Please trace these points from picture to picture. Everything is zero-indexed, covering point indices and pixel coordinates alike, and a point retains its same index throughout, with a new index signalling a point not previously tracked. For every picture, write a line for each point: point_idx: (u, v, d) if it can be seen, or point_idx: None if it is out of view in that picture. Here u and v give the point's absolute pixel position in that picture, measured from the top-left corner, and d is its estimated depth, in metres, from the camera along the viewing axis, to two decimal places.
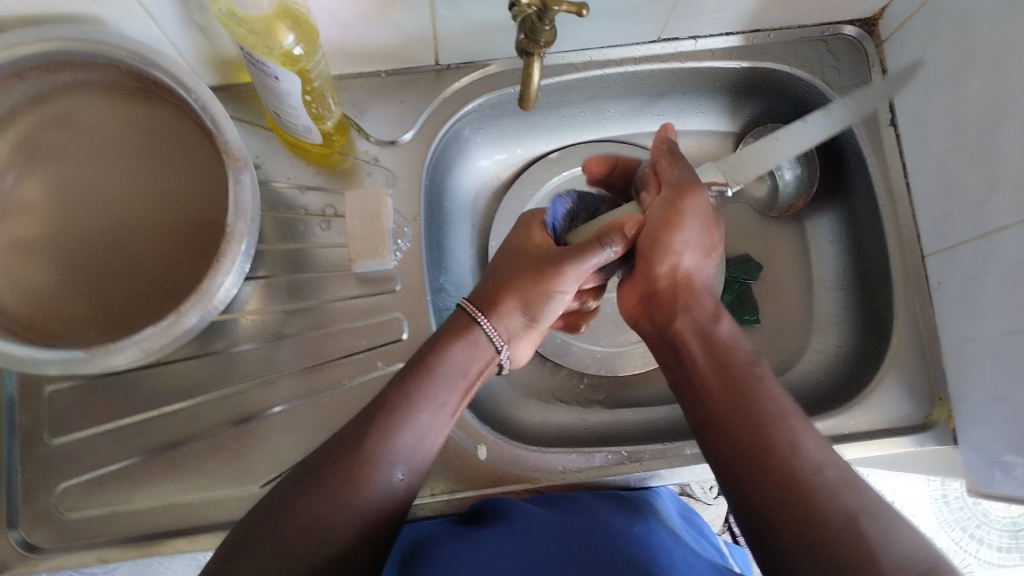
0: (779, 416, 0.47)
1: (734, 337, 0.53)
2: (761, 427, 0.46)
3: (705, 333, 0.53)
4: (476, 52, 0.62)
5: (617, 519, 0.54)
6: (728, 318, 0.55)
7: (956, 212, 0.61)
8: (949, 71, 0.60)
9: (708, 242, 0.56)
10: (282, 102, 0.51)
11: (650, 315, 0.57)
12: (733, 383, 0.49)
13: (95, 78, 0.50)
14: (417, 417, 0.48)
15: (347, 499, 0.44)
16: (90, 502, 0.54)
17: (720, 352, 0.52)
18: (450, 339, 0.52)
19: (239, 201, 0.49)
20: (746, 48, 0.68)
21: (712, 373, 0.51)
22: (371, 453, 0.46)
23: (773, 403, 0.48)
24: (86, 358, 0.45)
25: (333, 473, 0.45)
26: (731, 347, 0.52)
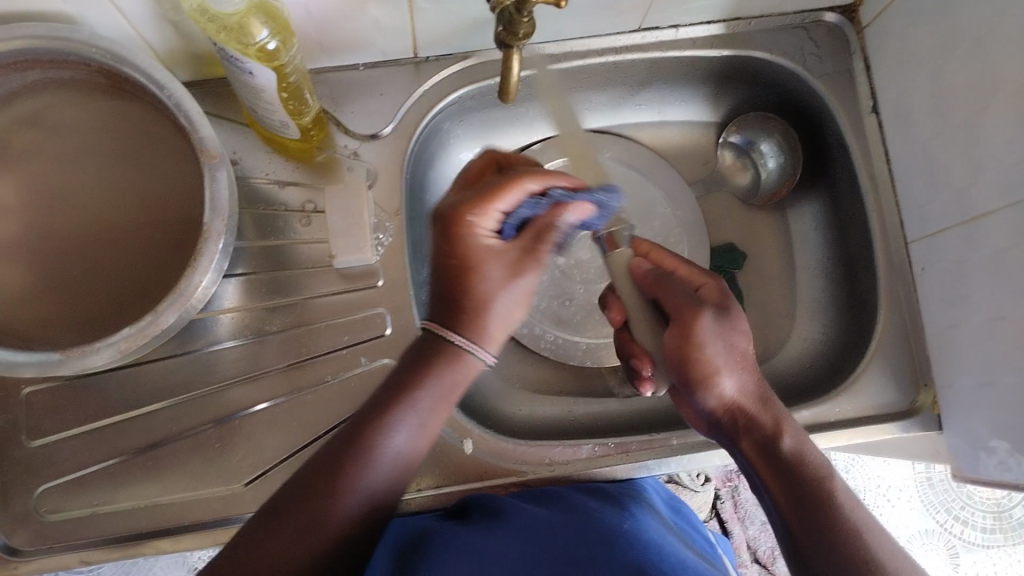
0: (860, 529, 0.46)
1: (799, 450, 0.50)
2: (837, 536, 0.45)
3: (767, 451, 0.50)
4: (455, 43, 0.62)
5: (605, 516, 0.53)
6: (790, 424, 0.51)
7: (940, 198, 0.61)
8: (933, 57, 0.60)
9: (739, 355, 0.52)
10: (259, 98, 0.50)
11: (718, 437, 0.54)
12: (808, 495, 0.47)
13: (66, 77, 0.49)
14: (394, 434, 0.44)
15: (327, 512, 0.42)
16: (72, 503, 0.54)
17: (789, 473, 0.49)
18: (420, 368, 0.46)
19: (216, 197, 0.48)
20: (726, 36, 0.68)
21: (783, 480, 0.49)
22: (347, 474, 0.43)
23: (854, 516, 0.46)
24: (61, 361, 0.45)
25: (311, 486, 0.43)
26: (804, 459, 0.49)
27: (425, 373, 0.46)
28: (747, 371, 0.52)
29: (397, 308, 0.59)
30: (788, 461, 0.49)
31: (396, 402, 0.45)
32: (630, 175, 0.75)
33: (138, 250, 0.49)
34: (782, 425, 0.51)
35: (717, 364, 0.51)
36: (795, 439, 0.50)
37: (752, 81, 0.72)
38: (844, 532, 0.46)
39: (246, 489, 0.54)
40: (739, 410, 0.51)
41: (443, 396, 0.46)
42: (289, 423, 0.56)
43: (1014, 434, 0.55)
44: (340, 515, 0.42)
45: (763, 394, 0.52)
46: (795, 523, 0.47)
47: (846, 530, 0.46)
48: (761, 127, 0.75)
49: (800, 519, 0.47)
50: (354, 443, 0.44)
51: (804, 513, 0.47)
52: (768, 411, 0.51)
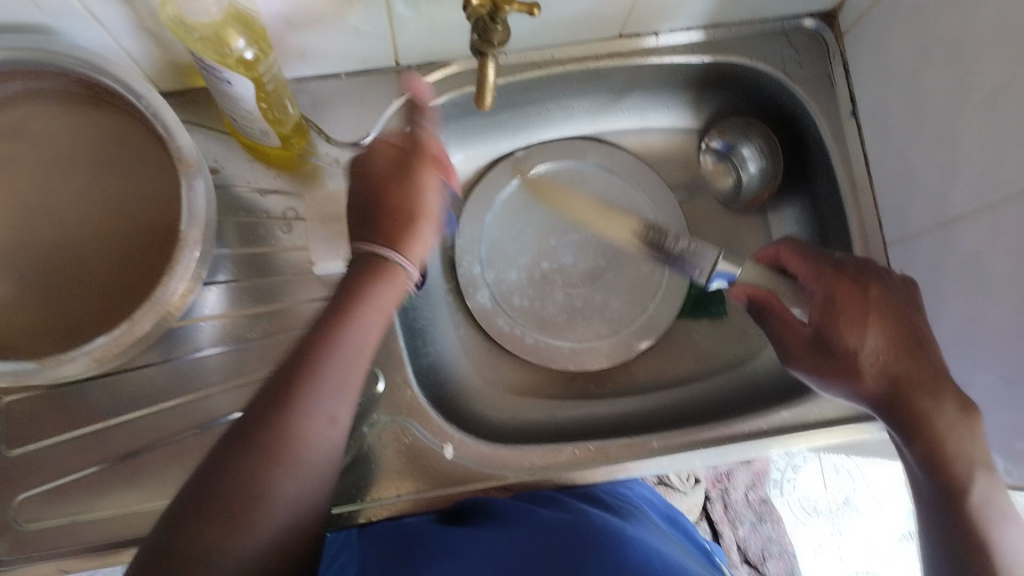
0: (983, 518, 0.48)
1: (938, 449, 0.50)
2: (965, 531, 0.48)
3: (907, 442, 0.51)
4: (437, 52, 0.62)
5: (599, 518, 0.54)
6: (934, 406, 0.51)
7: (916, 202, 0.62)
8: (908, 62, 0.60)
9: (897, 347, 0.53)
10: (238, 107, 0.50)
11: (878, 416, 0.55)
12: (933, 459, 0.50)
13: (47, 87, 0.50)
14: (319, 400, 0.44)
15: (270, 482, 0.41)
16: (51, 512, 0.54)
17: (925, 463, 0.50)
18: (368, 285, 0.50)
19: (193, 207, 0.48)
20: (707, 43, 0.69)
21: (923, 449, 0.50)
22: (294, 434, 0.42)
23: (982, 511, 0.48)
24: (37, 369, 0.45)
25: (258, 456, 0.41)
26: (945, 455, 0.49)
27: (348, 304, 0.49)
28: (903, 358, 0.52)
29: None
30: (908, 425, 0.51)
31: (308, 367, 0.45)
32: (611, 181, 0.75)
33: (114, 258, 0.49)
34: (915, 411, 0.51)
35: (822, 370, 0.55)
36: (943, 423, 0.50)
37: (732, 87, 0.73)
38: (963, 523, 0.48)
39: None
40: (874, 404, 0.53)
41: (368, 318, 0.49)
42: None
43: (991, 435, 0.56)
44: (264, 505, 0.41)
45: (895, 381, 0.52)
46: (947, 505, 0.49)
47: (972, 533, 0.47)
48: (742, 132, 0.76)
49: (942, 500, 0.49)
50: (326, 376, 0.45)
51: (939, 481, 0.49)
52: (909, 401, 0.51)
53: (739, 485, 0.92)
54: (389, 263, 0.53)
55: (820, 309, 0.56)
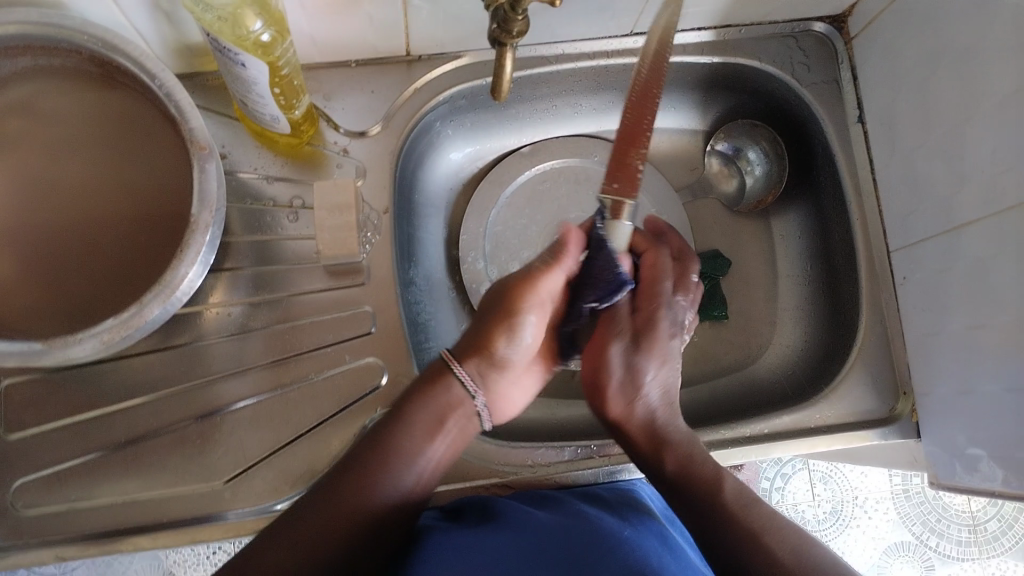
0: (758, 529, 0.46)
1: (689, 470, 0.49)
2: (727, 544, 0.46)
3: (658, 471, 0.50)
4: (449, 43, 0.62)
5: (601, 518, 0.54)
6: (681, 439, 0.51)
7: (923, 208, 0.62)
8: (919, 68, 0.61)
9: (630, 358, 0.51)
10: (250, 91, 0.49)
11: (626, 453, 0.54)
12: (692, 496, 0.48)
13: (56, 64, 0.49)
14: (403, 456, 0.47)
15: (367, 500, 0.44)
16: (45, 498, 0.53)
17: (678, 487, 0.49)
18: (431, 377, 0.50)
19: (204, 189, 0.47)
20: (717, 43, 0.69)
21: (678, 501, 0.49)
22: (398, 462, 0.46)
23: (753, 521, 0.46)
24: (44, 350, 0.44)
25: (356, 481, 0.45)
26: (694, 468, 0.50)
27: (418, 404, 0.48)
28: (637, 373, 0.51)
29: (384, 306, 0.59)
30: (674, 483, 0.49)
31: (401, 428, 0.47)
32: None
33: (121, 239, 0.48)
34: (666, 442, 0.51)
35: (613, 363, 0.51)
36: (676, 456, 0.50)
37: (739, 89, 0.73)
38: (737, 540, 0.45)
39: (225, 486, 0.54)
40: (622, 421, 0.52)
41: (429, 429, 0.48)
42: (270, 421, 0.55)
43: (991, 443, 0.56)
44: (352, 514, 0.44)
45: (648, 413, 0.51)
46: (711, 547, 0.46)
47: (748, 545, 0.45)
48: (748, 135, 0.76)
49: (703, 531, 0.47)
50: (405, 437, 0.47)
51: (704, 525, 0.47)
52: (653, 427, 0.51)
53: None
54: (451, 387, 0.50)
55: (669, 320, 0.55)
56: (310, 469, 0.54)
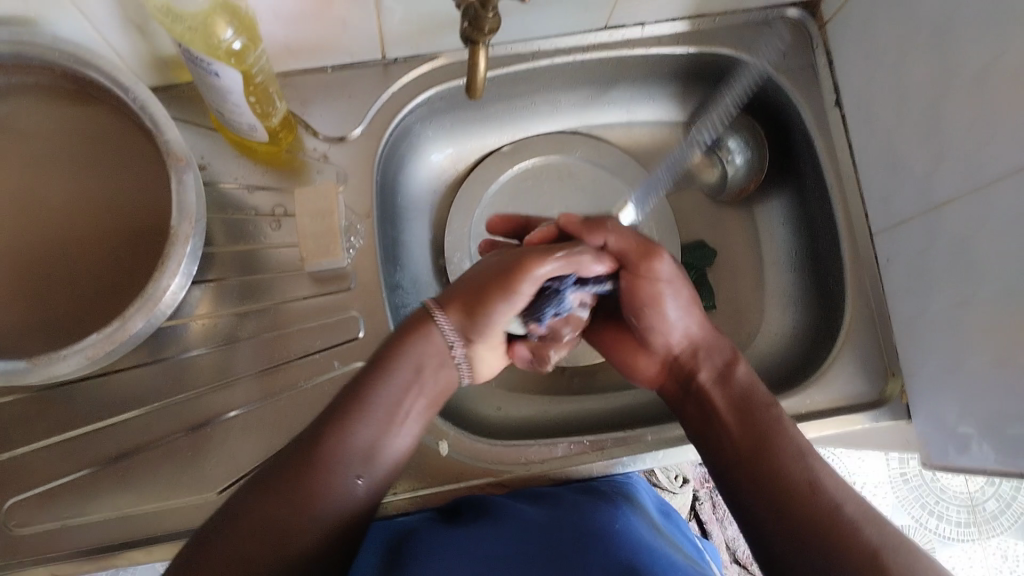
0: (803, 451, 0.51)
1: (751, 393, 0.55)
2: (776, 478, 0.49)
3: (724, 385, 0.55)
4: (424, 44, 0.62)
5: (595, 513, 0.53)
6: (742, 364, 0.57)
7: (903, 189, 0.62)
8: (892, 50, 0.61)
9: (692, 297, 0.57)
10: (226, 100, 0.49)
11: (668, 372, 0.59)
12: (751, 421, 0.53)
13: (30, 82, 0.49)
14: (376, 420, 0.48)
15: (317, 492, 0.45)
16: (39, 516, 0.53)
17: (742, 401, 0.54)
18: (405, 339, 0.51)
19: (183, 200, 0.47)
20: (691, 33, 0.69)
21: (734, 422, 0.53)
22: (360, 435, 0.47)
23: (802, 443, 0.51)
24: (29, 368, 0.44)
25: (325, 452, 0.46)
26: (753, 394, 0.54)
27: (391, 360, 0.49)
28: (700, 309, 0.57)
29: (371, 310, 0.59)
30: (739, 399, 0.54)
31: (365, 399, 0.48)
32: (599, 174, 0.75)
33: (102, 254, 0.48)
34: (733, 364, 0.57)
35: (664, 299, 0.55)
36: (748, 376, 0.56)
37: (717, 78, 0.73)
38: (788, 451, 0.50)
39: (219, 497, 0.54)
40: (694, 347, 0.57)
41: (401, 393, 0.49)
42: (261, 430, 0.55)
43: (981, 419, 0.56)
44: (323, 489, 0.45)
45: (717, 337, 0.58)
46: (753, 456, 0.51)
47: (797, 471, 0.49)
48: (727, 123, 0.75)
49: (750, 441, 0.52)
50: (366, 410, 0.48)
51: (755, 458, 0.51)
52: (721, 349, 0.57)
53: None
54: (431, 334, 0.51)
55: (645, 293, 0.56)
56: None
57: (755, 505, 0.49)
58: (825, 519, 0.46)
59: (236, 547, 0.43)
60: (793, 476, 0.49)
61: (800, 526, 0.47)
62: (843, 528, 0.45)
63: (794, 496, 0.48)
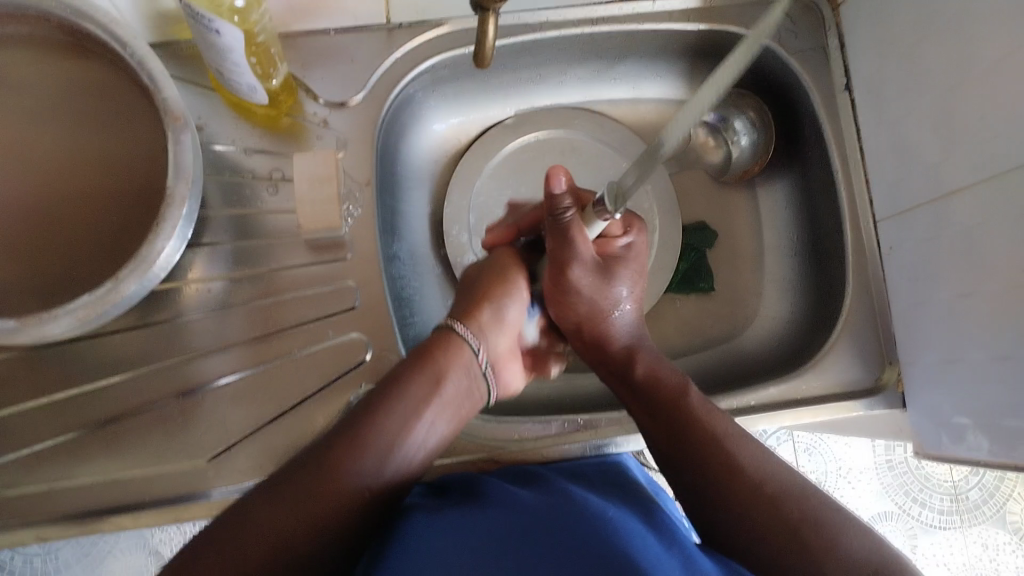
0: (722, 434, 0.50)
1: (654, 376, 0.55)
2: (704, 471, 0.49)
3: (630, 372, 0.56)
4: (430, 10, 0.60)
5: (591, 500, 0.53)
6: (645, 348, 0.58)
7: (911, 176, 0.61)
8: (908, 34, 0.60)
9: (624, 269, 0.57)
10: (225, 60, 0.48)
11: (586, 354, 0.60)
12: (669, 415, 0.52)
13: (22, 32, 0.47)
14: (400, 420, 0.46)
15: (338, 485, 0.42)
16: (26, 478, 0.52)
17: (649, 390, 0.54)
18: (419, 361, 0.49)
19: (180, 161, 0.46)
20: (703, 10, 0.68)
21: (651, 422, 0.53)
22: (384, 432, 0.45)
23: (716, 424, 0.51)
24: (17, 329, 0.43)
25: (341, 447, 0.43)
26: (659, 377, 0.55)
27: (408, 371, 0.48)
28: (625, 281, 0.57)
29: (368, 281, 0.58)
30: (647, 388, 0.55)
31: (386, 405, 0.46)
32: (602, 150, 0.74)
33: (95, 215, 0.47)
34: (637, 350, 0.57)
35: (580, 281, 0.55)
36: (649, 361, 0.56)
37: (727, 57, 0.72)
38: (703, 440, 0.50)
39: (209, 465, 0.53)
40: (600, 329, 0.58)
41: (422, 395, 0.48)
42: (252, 398, 0.54)
43: (978, 411, 0.56)
44: (345, 481, 0.43)
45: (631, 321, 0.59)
46: (671, 452, 0.51)
47: (713, 460, 0.49)
48: (736, 104, 0.74)
49: (664, 437, 0.52)
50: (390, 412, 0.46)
51: (684, 465, 0.50)
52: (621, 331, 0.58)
53: None
54: (449, 357, 0.51)
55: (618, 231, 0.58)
56: (294, 446, 0.53)
57: (700, 505, 0.49)
58: (752, 515, 0.46)
59: (249, 543, 0.40)
60: (714, 465, 0.49)
61: (738, 531, 0.47)
62: (780, 521, 0.45)
63: (723, 489, 0.48)
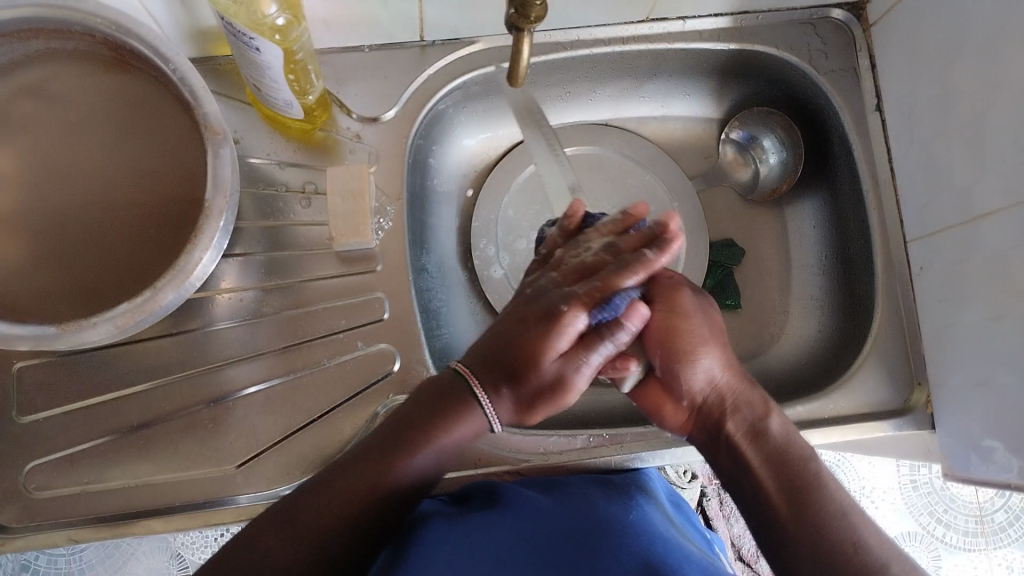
0: (843, 509, 0.49)
1: (787, 446, 0.51)
2: (819, 543, 0.47)
3: (760, 433, 0.51)
4: (462, 28, 0.61)
5: (610, 507, 0.53)
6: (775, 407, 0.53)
7: (942, 197, 0.61)
8: (940, 56, 0.60)
9: (716, 329, 0.52)
10: (264, 75, 0.49)
11: (696, 423, 0.53)
12: (794, 483, 0.49)
13: (68, 47, 0.49)
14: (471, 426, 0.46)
15: (380, 484, 0.44)
16: (61, 480, 0.53)
17: (780, 458, 0.50)
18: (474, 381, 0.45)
19: (217, 174, 0.48)
20: (733, 30, 0.68)
21: (773, 484, 0.50)
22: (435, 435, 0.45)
23: (838, 495, 0.49)
24: (58, 335, 0.45)
25: (390, 452, 0.44)
26: (790, 445, 0.51)
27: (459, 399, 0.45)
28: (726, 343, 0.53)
29: (396, 293, 0.59)
30: (774, 452, 0.51)
31: (453, 411, 0.45)
32: (630, 167, 0.74)
33: (134, 224, 0.49)
34: (767, 413, 0.52)
35: (699, 337, 0.51)
36: (781, 424, 0.52)
37: (756, 77, 0.72)
38: (829, 513, 0.48)
39: (238, 471, 0.54)
40: (724, 392, 0.52)
41: (481, 410, 0.45)
42: (281, 407, 0.55)
43: (1007, 435, 0.56)
44: (390, 480, 0.44)
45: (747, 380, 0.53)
46: (784, 520, 0.49)
47: (835, 532, 0.47)
48: (764, 123, 0.75)
49: (788, 502, 0.49)
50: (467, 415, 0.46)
51: (797, 522, 0.48)
52: (750, 390, 0.52)
53: None
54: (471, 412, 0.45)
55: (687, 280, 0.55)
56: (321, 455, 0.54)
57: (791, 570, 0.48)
58: None
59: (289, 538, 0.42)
60: (831, 543, 0.47)
61: None
62: None
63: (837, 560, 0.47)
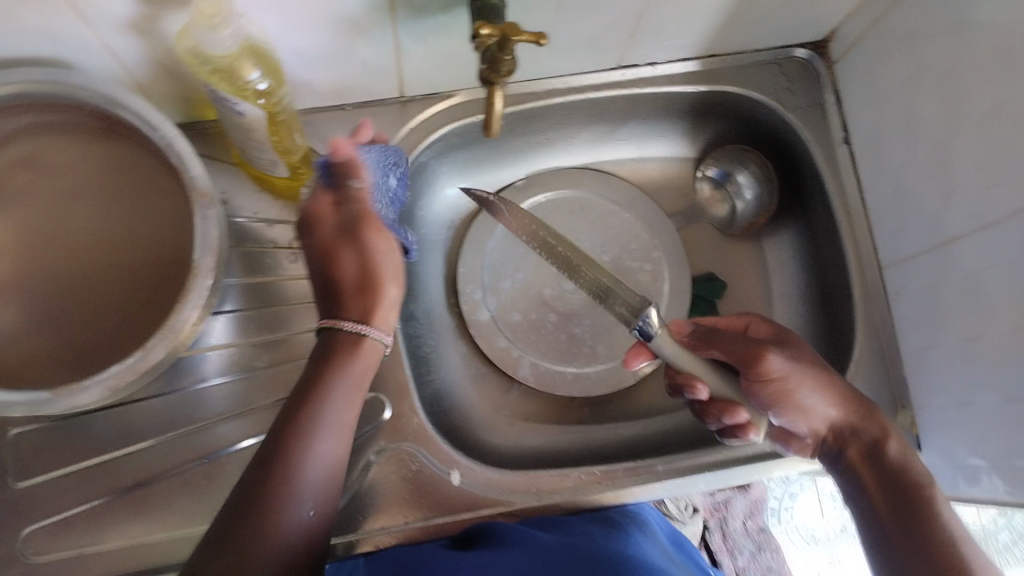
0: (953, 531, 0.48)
1: (905, 466, 0.52)
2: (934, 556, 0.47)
3: (875, 457, 0.53)
4: (440, 83, 0.63)
5: (610, 541, 0.54)
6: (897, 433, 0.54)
7: (913, 224, 0.63)
8: (902, 89, 0.62)
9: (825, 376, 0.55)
10: (249, 137, 0.51)
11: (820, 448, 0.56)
12: (907, 503, 0.50)
13: (58, 120, 0.50)
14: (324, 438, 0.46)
15: (277, 521, 0.43)
16: (58, 545, 0.53)
17: (893, 479, 0.52)
18: (332, 367, 0.48)
19: (206, 234, 0.49)
20: (702, 72, 0.70)
21: (883, 502, 0.51)
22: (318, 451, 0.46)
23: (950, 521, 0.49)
24: (51, 399, 0.45)
25: (276, 483, 0.44)
26: (907, 468, 0.52)
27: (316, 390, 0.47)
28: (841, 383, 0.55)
29: None
30: (891, 474, 0.52)
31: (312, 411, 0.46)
32: (610, 208, 0.76)
33: (127, 288, 0.50)
34: (884, 435, 0.54)
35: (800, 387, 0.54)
36: (901, 448, 0.53)
37: (727, 116, 0.75)
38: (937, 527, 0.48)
39: None
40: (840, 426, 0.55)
41: (339, 400, 0.47)
42: None
43: (991, 453, 0.57)
44: (285, 516, 0.44)
45: (866, 410, 0.54)
46: (888, 524, 0.50)
47: (940, 536, 0.48)
48: (737, 158, 0.77)
49: (894, 515, 0.50)
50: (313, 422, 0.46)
51: (899, 527, 0.50)
52: (868, 419, 0.54)
53: (737, 512, 0.94)
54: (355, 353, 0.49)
55: (773, 334, 0.58)
56: None
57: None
58: None
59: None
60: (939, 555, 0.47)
61: None
62: None
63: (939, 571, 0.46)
